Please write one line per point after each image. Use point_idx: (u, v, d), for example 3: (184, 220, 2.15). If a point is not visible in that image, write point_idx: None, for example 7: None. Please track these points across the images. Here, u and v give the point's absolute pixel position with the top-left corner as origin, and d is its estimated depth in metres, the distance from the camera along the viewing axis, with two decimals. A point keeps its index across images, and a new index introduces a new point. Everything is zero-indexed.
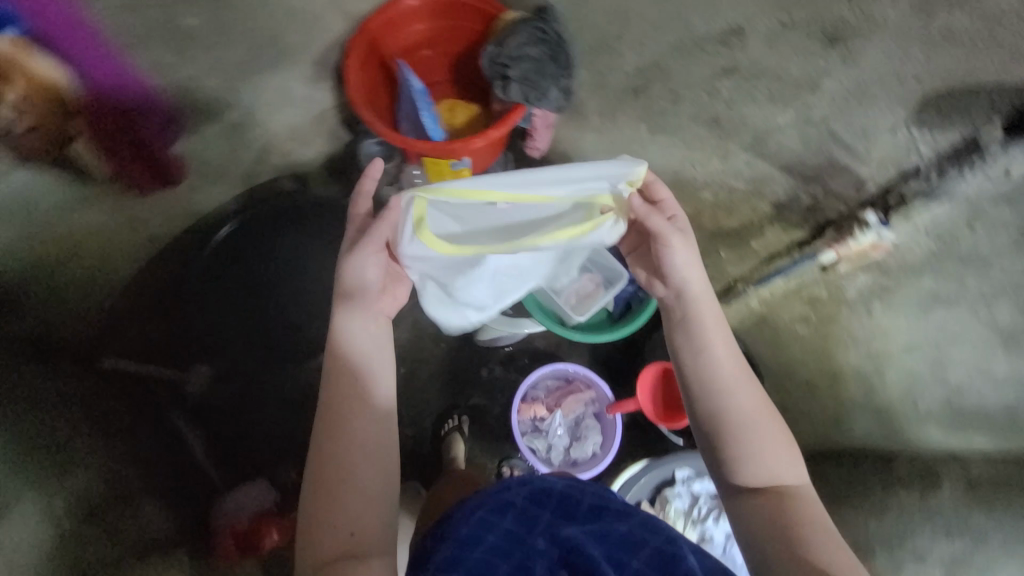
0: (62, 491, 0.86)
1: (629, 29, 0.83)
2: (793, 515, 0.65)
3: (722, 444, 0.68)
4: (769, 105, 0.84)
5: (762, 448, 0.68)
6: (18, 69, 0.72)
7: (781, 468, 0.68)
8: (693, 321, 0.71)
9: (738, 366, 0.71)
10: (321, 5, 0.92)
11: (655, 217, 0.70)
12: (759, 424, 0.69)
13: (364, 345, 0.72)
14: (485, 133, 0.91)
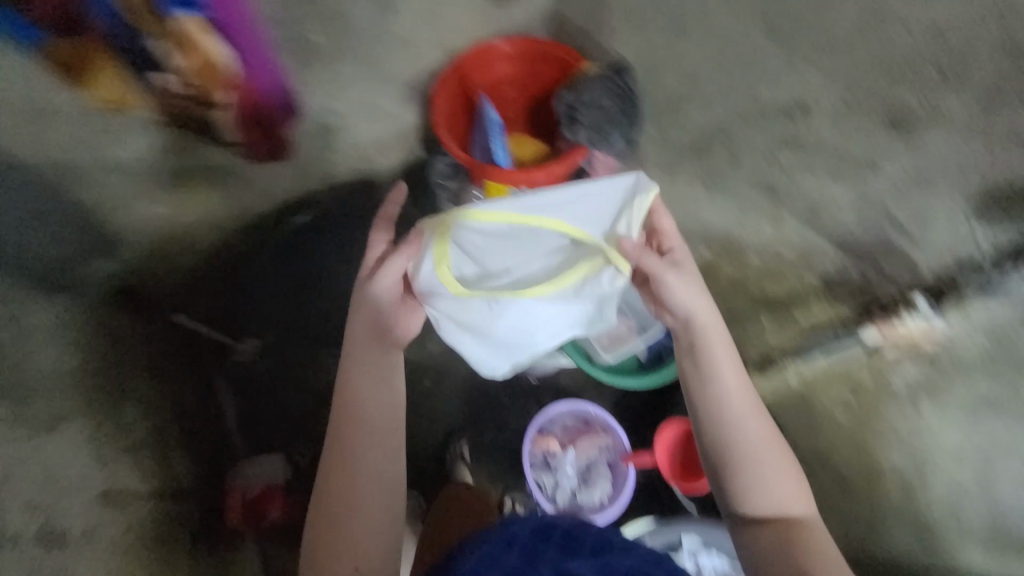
0: (110, 424, 0.93)
1: (699, 91, 0.88)
2: (797, 538, 0.75)
3: (734, 471, 0.78)
4: (827, 179, 0.82)
5: (770, 476, 0.78)
6: (195, 47, 0.74)
7: (787, 495, 0.78)
8: (699, 349, 0.81)
9: (742, 396, 0.80)
10: (424, 39, 1.02)
11: (649, 257, 0.78)
12: (766, 454, 0.78)
13: (373, 368, 0.83)
14: (546, 167, 0.98)
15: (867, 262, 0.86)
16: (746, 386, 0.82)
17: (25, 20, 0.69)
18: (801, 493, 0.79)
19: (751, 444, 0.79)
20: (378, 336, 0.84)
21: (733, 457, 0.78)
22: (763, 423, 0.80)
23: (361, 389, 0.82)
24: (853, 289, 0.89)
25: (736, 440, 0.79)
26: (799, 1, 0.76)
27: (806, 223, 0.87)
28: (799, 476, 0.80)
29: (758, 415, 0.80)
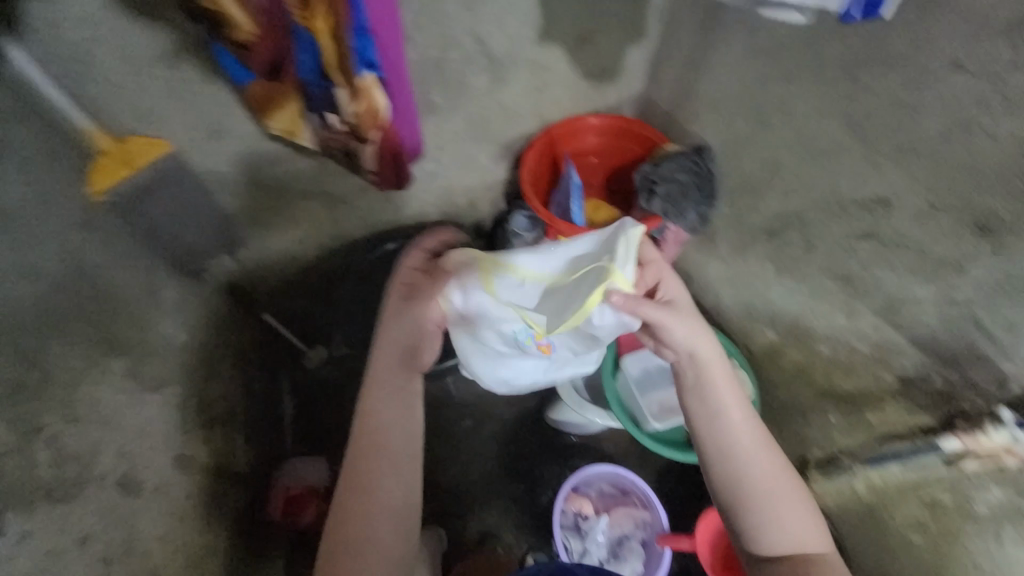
0: (201, 394, 1.04)
1: (779, 179, 0.91)
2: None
3: (744, 514, 0.70)
4: (908, 276, 0.78)
5: (786, 518, 0.69)
6: (360, 103, 0.52)
7: (802, 535, 0.70)
8: (704, 385, 0.73)
9: (748, 431, 0.72)
10: (527, 109, 1.16)
11: (649, 304, 0.70)
12: (780, 492, 0.70)
13: (396, 395, 0.76)
14: None
15: (952, 368, 0.78)
16: (751, 419, 0.73)
17: (241, 60, 0.57)
18: (817, 529, 0.71)
19: (763, 484, 0.70)
20: (404, 361, 0.78)
21: (743, 498, 0.70)
22: (774, 459, 0.71)
23: (378, 414, 0.75)
24: (932, 392, 0.82)
25: (745, 482, 0.70)
26: (887, 98, 0.73)
27: (883, 319, 0.84)
28: (814, 512, 0.72)
29: (769, 451, 0.72)
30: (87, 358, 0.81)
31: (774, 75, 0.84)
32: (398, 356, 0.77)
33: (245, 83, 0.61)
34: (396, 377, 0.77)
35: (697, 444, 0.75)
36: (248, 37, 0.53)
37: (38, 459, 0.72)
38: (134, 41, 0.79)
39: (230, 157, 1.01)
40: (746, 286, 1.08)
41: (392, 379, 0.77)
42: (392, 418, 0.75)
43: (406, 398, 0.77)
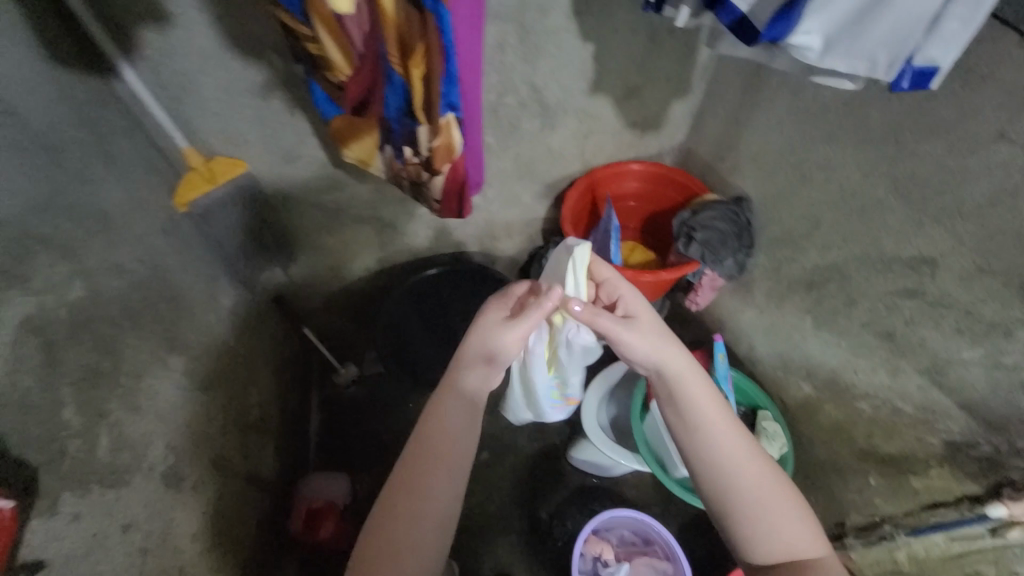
0: (240, 398, 1.09)
1: (818, 232, 0.93)
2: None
3: (727, 526, 0.58)
4: (954, 336, 0.77)
5: (774, 523, 0.57)
6: (436, 130, 0.57)
7: (796, 540, 0.57)
8: (675, 394, 0.62)
9: (722, 426, 0.60)
10: (571, 153, 1.22)
11: (602, 316, 0.63)
12: (766, 494, 0.57)
13: (449, 444, 0.62)
14: (658, 273, 1.06)
15: (999, 435, 0.75)
16: (728, 417, 0.61)
17: (332, 96, 0.64)
18: (818, 535, 0.58)
19: (743, 488, 0.58)
20: (467, 405, 0.64)
21: (725, 506, 0.58)
22: (755, 456, 0.59)
23: (425, 464, 0.61)
24: (982, 458, 0.78)
25: (724, 491, 0.58)
26: (929, 167, 0.73)
27: (929, 380, 0.82)
28: (814, 517, 0.59)
29: (750, 452, 0.59)
30: (155, 353, 0.86)
31: (816, 135, 0.88)
32: (463, 398, 0.64)
33: (330, 116, 0.67)
34: (454, 421, 0.63)
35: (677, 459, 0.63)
36: (342, 76, 0.59)
37: (100, 442, 0.72)
38: (232, 74, 0.89)
39: (296, 179, 1.10)
40: (784, 337, 1.08)
41: (450, 425, 0.63)
42: (439, 471, 0.61)
43: (453, 451, 0.62)
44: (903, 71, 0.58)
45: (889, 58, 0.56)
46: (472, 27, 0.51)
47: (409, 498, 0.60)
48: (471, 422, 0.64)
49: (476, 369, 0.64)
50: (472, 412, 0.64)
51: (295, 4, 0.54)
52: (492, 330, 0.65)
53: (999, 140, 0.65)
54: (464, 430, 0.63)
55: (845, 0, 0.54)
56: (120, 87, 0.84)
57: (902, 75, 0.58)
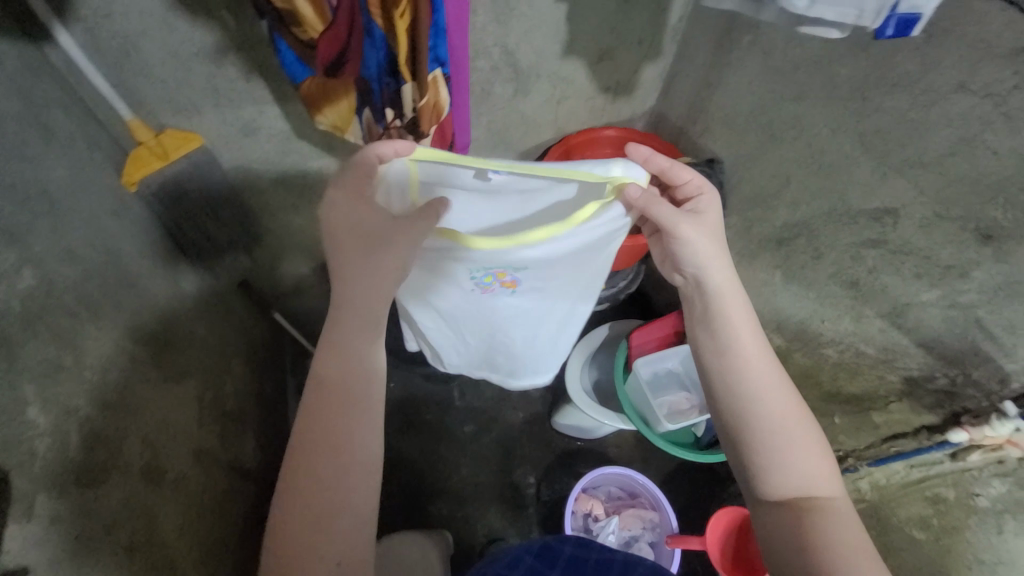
0: (214, 389, 1.04)
1: (788, 191, 0.97)
2: (819, 529, 0.57)
3: (745, 451, 0.62)
4: (913, 280, 0.83)
5: (793, 456, 0.60)
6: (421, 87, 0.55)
7: (812, 482, 0.60)
8: (714, 317, 0.64)
9: (762, 361, 0.63)
10: (545, 119, 1.20)
11: (662, 205, 0.60)
12: (790, 431, 0.61)
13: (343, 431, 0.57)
14: (635, 237, 1.06)
15: (955, 367, 0.83)
16: (767, 355, 0.64)
17: (303, 58, 0.58)
18: (831, 474, 0.62)
19: (770, 422, 0.61)
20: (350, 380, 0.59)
21: (749, 433, 0.62)
22: (786, 395, 0.62)
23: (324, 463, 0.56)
24: (937, 391, 0.88)
25: (750, 420, 0.61)
26: (892, 121, 0.77)
27: (889, 322, 0.89)
28: (832, 463, 0.62)
29: (783, 393, 0.62)
30: (118, 345, 0.80)
31: (786, 94, 0.90)
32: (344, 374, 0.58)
33: (300, 80, 0.61)
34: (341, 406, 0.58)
35: (704, 381, 0.66)
36: (314, 35, 0.54)
37: (72, 440, 0.67)
38: (177, 36, 0.79)
39: (258, 153, 1.02)
40: (756, 294, 1.14)
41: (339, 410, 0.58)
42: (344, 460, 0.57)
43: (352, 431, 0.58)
44: (888, 19, 0.58)
45: (876, 6, 0.55)
46: None
47: (312, 496, 0.55)
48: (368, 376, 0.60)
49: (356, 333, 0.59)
50: (363, 377, 0.60)
51: None
52: (357, 268, 0.56)
53: (958, 91, 0.68)
54: (365, 394, 0.59)
55: None
56: (53, 50, 0.74)
57: (887, 23, 0.58)
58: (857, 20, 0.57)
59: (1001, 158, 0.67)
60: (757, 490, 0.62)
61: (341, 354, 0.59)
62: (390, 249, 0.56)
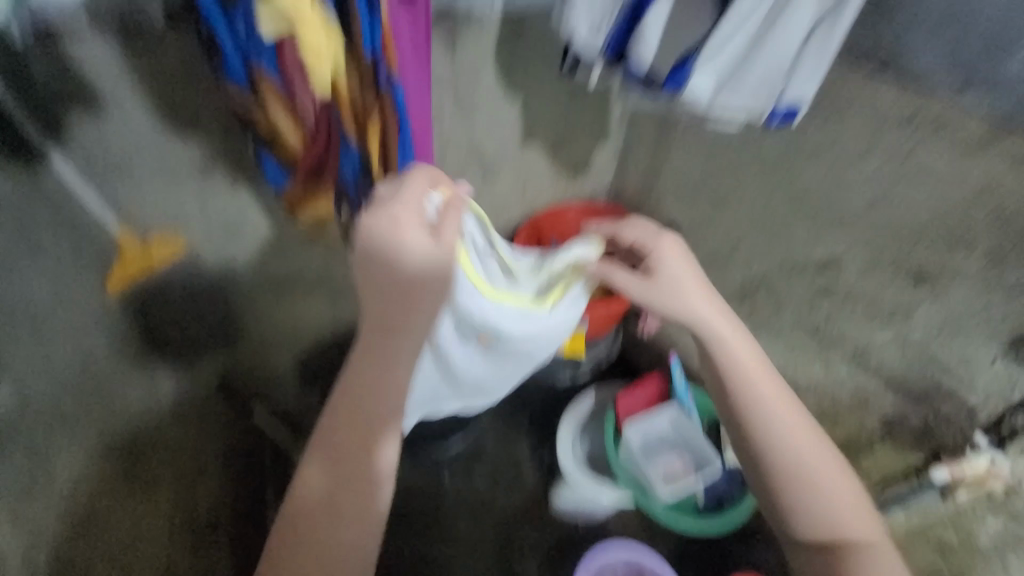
0: (191, 499, 0.99)
1: (740, 250, 1.05)
2: (836, 538, 0.67)
3: (765, 478, 0.71)
4: (866, 324, 0.89)
5: (810, 477, 0.68)
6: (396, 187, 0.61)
7: (831, 498, 0.68)
8: (728, 365, 0.72)
9: (770, 395, 0.71)
10: (511, 201, 1.29)
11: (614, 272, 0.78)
12: (806, 457, 0.69)
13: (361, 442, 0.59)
14: (606, 304, 1.12)
15: (924, 404, 0.87)
16: (798, 407, 0.72)
17: (285, 167, 0.64)
18: (867, 519, 0.69)
19: (786, 453, 0.69)
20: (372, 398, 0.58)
21: (767, 464, 0.70)
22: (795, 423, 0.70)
23: (342, 468, 0.59)
24: (915, 430, 0.90)
25: (768, 453, 0.70)
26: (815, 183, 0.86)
27: (854, 365, 0.94)
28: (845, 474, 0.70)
29: (818, 442, 0.70)
30: (91, 457, 0.84)
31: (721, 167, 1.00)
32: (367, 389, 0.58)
33: (282, 187, 0.66)
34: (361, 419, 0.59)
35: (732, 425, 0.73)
36: (295, 149, 0.61)
37: (9, 562, 0.72)
38: (168, 154, 0.85)
39: (239, 255, 1.02)
40: None
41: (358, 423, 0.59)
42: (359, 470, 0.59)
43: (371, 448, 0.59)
44: (774, 110, 0.58)
45: (766, 96, 0.57)
46: (419, 96, 0.59)
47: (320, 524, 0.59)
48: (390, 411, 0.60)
49: (383, 354, 0.57)
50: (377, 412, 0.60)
51: (241, 81, 0.54)
52: (391, 291, 0.56)
53: (863, 156, 0.78)
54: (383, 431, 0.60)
55: (724, 52, 0.56)
56: (47, 176, 0.79)
57: (774, 113, 0.58)
58: (748, 119, 0.59)
59: (926, 212, 0.75)
60: (782, 512, 0.71)
61: (367, 373, 0.58)
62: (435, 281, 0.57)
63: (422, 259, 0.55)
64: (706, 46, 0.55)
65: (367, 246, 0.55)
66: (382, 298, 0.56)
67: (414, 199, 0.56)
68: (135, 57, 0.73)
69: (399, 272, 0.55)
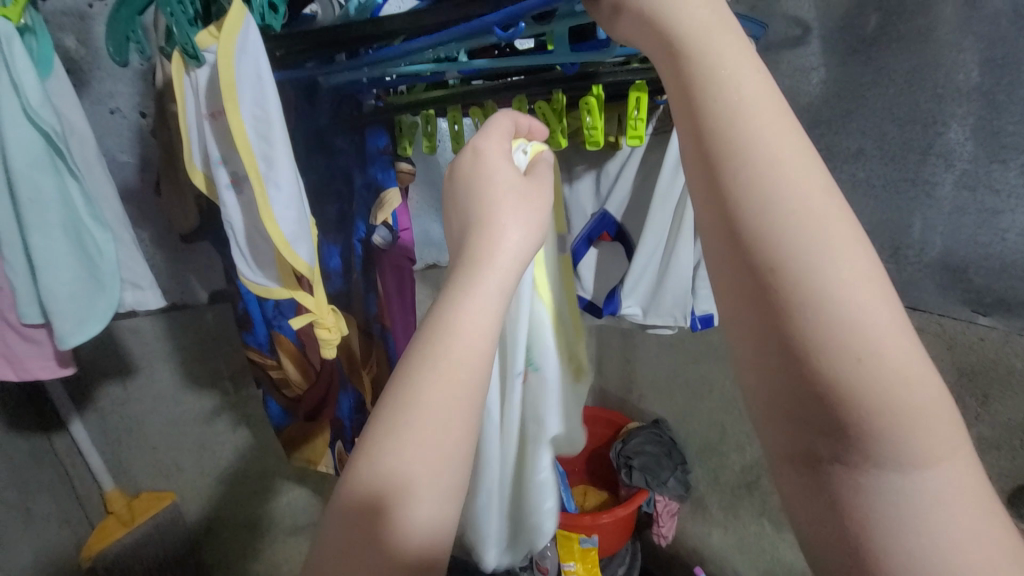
0: None
1: (728, 436, 1.07)
2: (857, 414, 0.24)
3: (709, 207, 0.27)
4: None
5: (796, 210, 0.24)
6: None
7: (856, 282, 0.24)
8: (701, 103, 0.27)
9: (707, 34, 0.27)
10: None
11: None
12: (766, 162, 0.25)
13: (435, 499, 0.27)
14: (611, 511, 1.01)
15: None
16: (854, 242, 0.25)
17: (285, 409, 0.68)
18: None
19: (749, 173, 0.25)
20: (449, 414, 0.28)
21: (712, 187, 0.27)
22: (767, 81, 0.26)
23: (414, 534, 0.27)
24: None
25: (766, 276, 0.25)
26: None
27: None
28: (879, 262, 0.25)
29: (909, 350, 0.24)
30: None
31: (685, 360, 1.08)
32: (444, 398, 0.28)
33: (282, 426, 0.70)
34: (435, 461, 0.28)
35: (734, 229, 0.26)
36: (297, 392, 0.65)
37: None
38: (181, 406, 0.92)
39: (231, 499, 1.01)
40: (755, 552, 1.07)
41: (430, 466, 0.27)
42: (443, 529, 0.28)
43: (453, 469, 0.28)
44: (691, 317, 0.69)
45: (681, 311, 0.67)
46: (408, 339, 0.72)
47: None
48: (457, 402, 0.29)
49: (473, 318, 0.30)
50: (440, 417, 0.28)
51: (262, 342, 0.62)
52: (489, 235, 0.33)
53: None
54: (442, 447, 0.28)
55: (640, 284, 0.68)
56: (63, 439, 0.86)
57: (691, 320, 0.68)
58: (676, 324, 0.69)
59: None
60: (728, 310, 0.28)
61: (449, 357, 0.29)
62: (506, 208, 0.34)
63: (507, 189, 0.35)
64: (624, 281, 0.68)
65: (462, 186, 0.37)
66: (471, 237, 0.33)
67: (502, 143, 0.38)
68: (167, 326, 0.85)
69: (494, 211, 0.34)
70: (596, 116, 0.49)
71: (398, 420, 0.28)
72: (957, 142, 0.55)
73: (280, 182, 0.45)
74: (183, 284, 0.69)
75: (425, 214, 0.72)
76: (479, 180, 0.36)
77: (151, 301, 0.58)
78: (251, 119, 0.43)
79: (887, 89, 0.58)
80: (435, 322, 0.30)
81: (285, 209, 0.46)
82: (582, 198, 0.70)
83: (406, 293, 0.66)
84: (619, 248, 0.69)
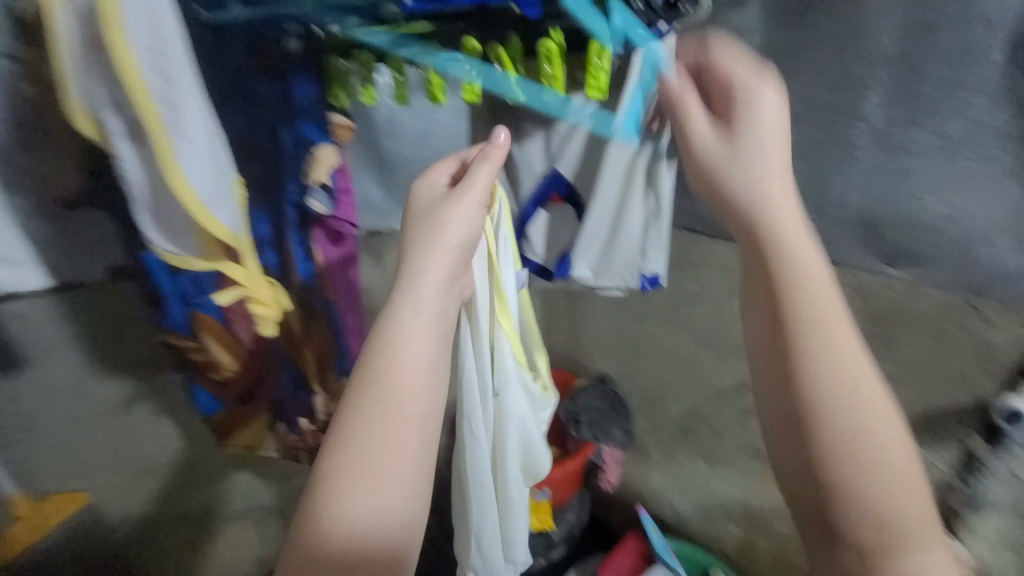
0: None
1: (668, 387, 1.13)
2: (837, 408, 0.42)
3: (759, 282, 0.46)
4: None
5: (806, 279, 0.44)
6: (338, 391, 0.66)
7: (855, 388, 0.42)
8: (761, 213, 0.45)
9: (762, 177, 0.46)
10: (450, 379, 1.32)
11: None
12: (797, 260, 0.44)
13: (409, 443, 0.37)
14: (561, 464, 1.07)
15: None
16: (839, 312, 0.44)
17: (215, 395, 0.61)
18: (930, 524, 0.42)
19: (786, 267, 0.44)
20: (408, 389, 0.38)
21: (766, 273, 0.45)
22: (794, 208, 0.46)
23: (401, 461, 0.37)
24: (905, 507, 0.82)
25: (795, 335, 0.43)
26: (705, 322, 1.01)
27: None
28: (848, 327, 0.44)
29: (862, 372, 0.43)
30: None
31: (630, 318, 1.12)
32: (405, 381, 0.38)
33: (211, 415, 0.63)
34: (404, 424, 0.37)
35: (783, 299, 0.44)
36: (228, 374, 0.58)
37: None
38: (86, 397, 0.81)
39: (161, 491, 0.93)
40: (689, 488, 1.17)
41: (399, 424, 0.37)
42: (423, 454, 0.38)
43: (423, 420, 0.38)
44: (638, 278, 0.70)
45: (629, 273, 0.69)
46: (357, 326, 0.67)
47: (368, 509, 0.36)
48: (412, 379, 0.38)
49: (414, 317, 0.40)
50: (400, 391, 0.38)
51: (178, 323, 0.53)
52: (409, 285, 0.40)
53: (729, 294, 0.95)
54: (406, 412, 0.37)
55: (590, 247, 0.68)
56: None
57: (639, 281, 0.69)
58: (625, 286, 0.70)
59: None
60: (764, 352, 0.46)
61: (399, 346, 0.38)
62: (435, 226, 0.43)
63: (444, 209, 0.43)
64: (575, 244, 0.68)
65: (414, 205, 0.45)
66: (411, 253, 0.42)
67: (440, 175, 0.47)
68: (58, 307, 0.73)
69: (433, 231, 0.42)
70: (556, 65, 0.47)
71: (368, 392, 0.37)
72: (878, 103, 0.59)
73: (191, 135, 0.39)
74: (75, 259, 0.59)
75: (364, 174, 0.66)
76: (427, 205, 0.44)
77: (28, 280, 0.56)
78: (145, 52, 0.36)
79: (822, 50, 0.60)
80: (385, 325, 0.39)
81: (197, 165, 0.41)
82: (531, 155, 0.67)
83: (354, 274, 0.61)
84: (570, 210, 0.68)
